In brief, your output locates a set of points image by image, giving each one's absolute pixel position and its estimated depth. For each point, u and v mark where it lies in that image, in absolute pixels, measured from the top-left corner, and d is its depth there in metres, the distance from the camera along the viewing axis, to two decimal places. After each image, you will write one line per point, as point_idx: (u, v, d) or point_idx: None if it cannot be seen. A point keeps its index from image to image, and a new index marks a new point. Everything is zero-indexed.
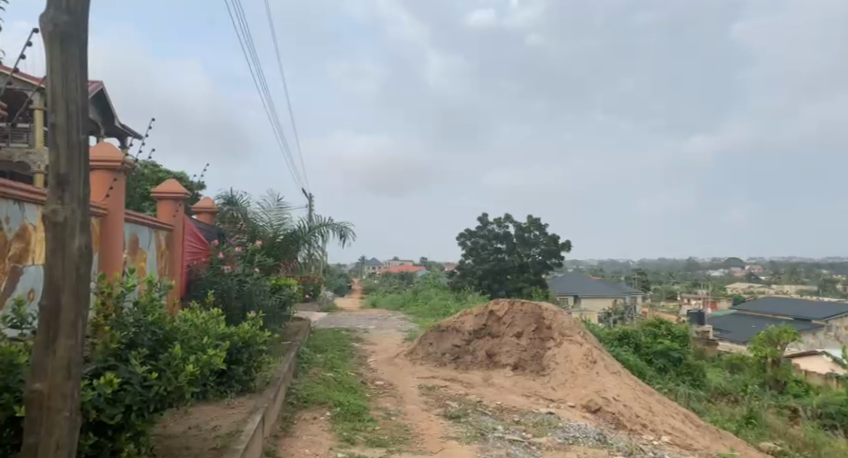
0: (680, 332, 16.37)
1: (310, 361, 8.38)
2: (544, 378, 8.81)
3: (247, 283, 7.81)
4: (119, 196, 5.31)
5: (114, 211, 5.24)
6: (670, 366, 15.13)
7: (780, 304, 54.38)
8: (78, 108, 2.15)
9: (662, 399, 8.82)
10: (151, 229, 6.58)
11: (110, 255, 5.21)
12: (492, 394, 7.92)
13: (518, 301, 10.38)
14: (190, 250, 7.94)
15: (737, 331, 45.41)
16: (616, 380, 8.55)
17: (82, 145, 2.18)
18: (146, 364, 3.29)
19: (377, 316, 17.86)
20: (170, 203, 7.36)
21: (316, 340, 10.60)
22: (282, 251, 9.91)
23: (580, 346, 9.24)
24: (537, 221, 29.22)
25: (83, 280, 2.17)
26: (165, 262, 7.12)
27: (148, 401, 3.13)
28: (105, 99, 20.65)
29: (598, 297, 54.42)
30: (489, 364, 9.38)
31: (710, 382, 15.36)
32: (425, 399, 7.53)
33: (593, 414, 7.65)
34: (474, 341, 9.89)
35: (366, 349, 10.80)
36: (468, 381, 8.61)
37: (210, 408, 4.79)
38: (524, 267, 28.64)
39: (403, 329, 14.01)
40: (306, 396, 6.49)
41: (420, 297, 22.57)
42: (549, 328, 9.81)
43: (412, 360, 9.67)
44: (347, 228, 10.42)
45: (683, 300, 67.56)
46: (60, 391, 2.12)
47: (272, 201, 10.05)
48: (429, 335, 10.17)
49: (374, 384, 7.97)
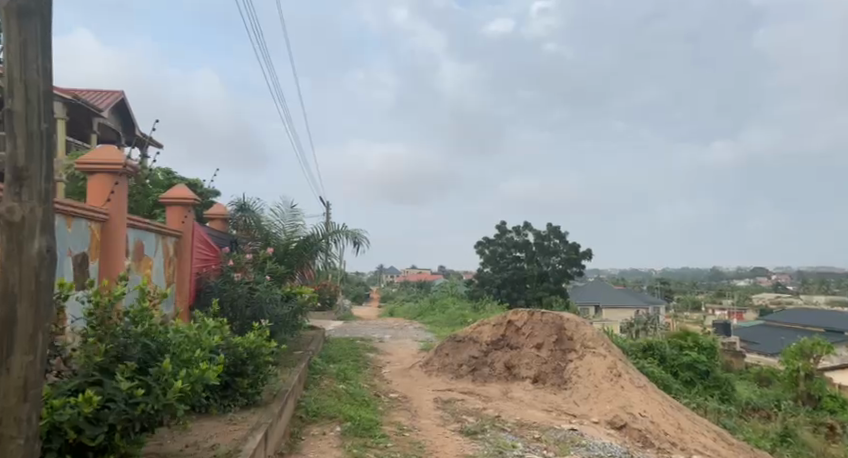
0: (708, 344, 15.79)
1: (322, 372, 8.11)
2: (565, 392, 8.40)
3: (258, 291, 7.59)
4: (121, 203, 5.12)
5: (116, 217, 5.05)
6: (698, 380, 14.52)
7: (810, 316, 52.73)
8: (41, 93, 1.92)
9: (692, 416, 8.34)
10: (158, 235, 6.38)
11: (110, 263, 4.97)
12: (511, 409, 7.55)
13: (538, 312, 9.98)
14: (200, 256, 7.75)
15: (767, 344, 43.99)
16: (642, 395, 8.13)
17: (45, 135, 1.94)
18: (135, 379, 3.04)
19: (393, 326, 17.55)
20: (178, 209, 7.19)
21: (330, 350, 10.34)
22: (296, 258, 9.64)
23: (604, 358, 8.85)
24: (558, 229, 28.82)
25: (44, 288, 1.93)
26: (173, 270, 6.93)
27: (133, 420, 2.87)
28: (125, 109, 20.76)
29: (620, 307, 53.42)
30: (508, 377, 8.99)
31: (740, 396, 14.74)
32: (440, 413, 7.20)
33: (619, 430, 7.21)
34: (492, 352, 9.50)
35: (380, 359, 10.50)
36: (486, 394, 8.24)
37: (212, 423, 4.50)
38: (544, 276, 28.15)
39: (419, 339, 13.71)
40: (315, 410, 6.20)
41: (437, 306, 22.17)
42: (570, 339, 9.42)
43: (428, 372, 9.31)
44: (362, 235, 10.14)
45: (708, 311, 66.03)
46: (15, 414, 1.87)
47: (285, 206, 9.78)
48: (445, 346, 9.82)
49: (387, 397, 7.67)
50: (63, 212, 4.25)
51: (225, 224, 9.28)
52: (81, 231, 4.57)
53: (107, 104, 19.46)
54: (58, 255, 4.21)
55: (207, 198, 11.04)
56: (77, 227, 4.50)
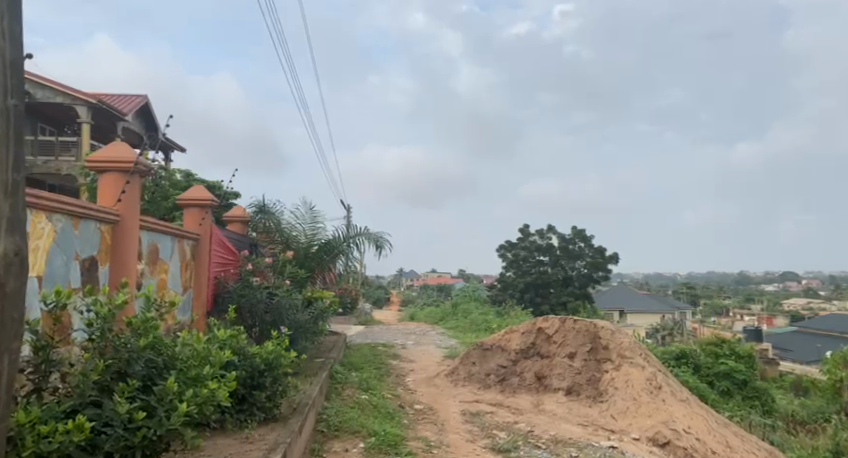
0: (745, 353, 15.07)
1: (344, 381, 7.75)
2: (601, 405, 7.89)
3: (277, 296, 7.25)
4: (133, 201, 4.80)
5: (128, 218, 4.72)
6: (735, 390, 13.85)
7: (845, 322, 51.05)
8: (5, 63, 1.60)
9: (740, 433, 7.77)
10: (174, 237, 6.10)
11: (121, 267, 4.65)
12: (544, 423, 7.09)
13: (570, 319, 9.48)
14: (218, 260, 7.47)
15: (801, 351, 42.62)
16: (685, 409, 7.61)
17: (12, 113, 1.63)
18: (137, 399, 2.68)
19: (415, 331, 17.18)
20: (195, 211, 6.90)
21: (352, 357, 10.01)
22: (316, 261, 9.33)
23: (643, 369, 8.33)
24: (583, 232, 28.20)
25: (8, 303, 1.60)
26: (190, 274, 6.66)
27: (133, 448, 2.52)
28: (148, 112, 20.83)
29: (646, 312, 52.35)
30: (539, 388, 8.52)
31: (780, 407, 14.05)
32: (469, 427, 6.77)
33: (662, 448, 6.71)
34: (522, 362, 9.05)
35: (404, 366, 10.12)
36: (516, 406, 7.78)
37: (226, 442, 4.12)
38: (569, 280, 27.57)
39: (442, 345, 13.29)
40: (337, 423, 5.81)
41: (460, 311, 21.72)
42: (606, 348, 8.90)
43: (453, 381, 8.86)
44: (384, 238, 9.78)
45: (737, 316, 64.39)
46: None
47: (305, 208, 9.46)
48: (472, 354, 9.35)
49: (412, 409, 7.26)
50: (70, 213, 3.93)
51: (244, 226, 8.97)
52: (89, 233, 4.24)
53: (131, 107, 19.55)
54: (63, 259, 3.88)
55: (226, 198, 10.72)
56: (84, 228, 4.18)
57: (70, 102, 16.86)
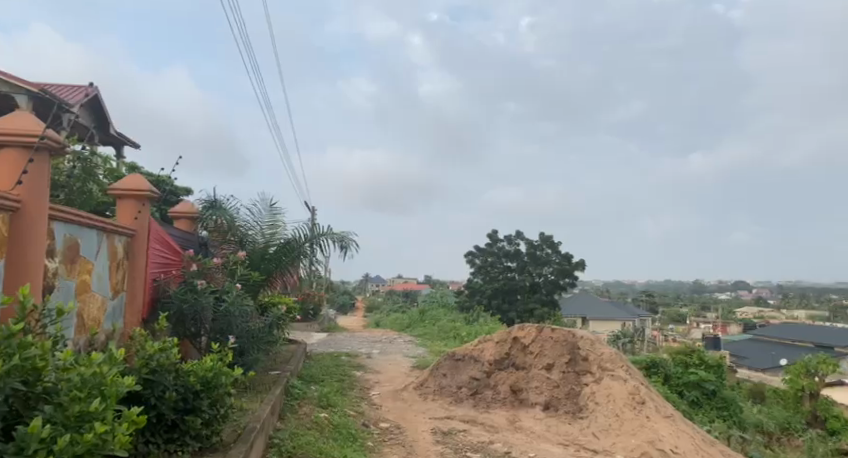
0: (715, 362, 14.82)
1: (301, 397, 6.93)
2: (582, 421, 7.30)
3: (226, 301, 6.41)
4: (41, 185, 3.90)
5: (34, 206, 3.83)
6: (704, 400, 13.48)
7: (797, 331, 52.56)
8: None
9: (726, 451, 7.30)
10: (101, 231, 5.20)
11: (22, 267, 3.73)
12: (522, 443, 6.43)
13: (547, 328, 8.89)
14: (158, 260, 6.56)
15: (756, 360, 43.55)
16: (671, 427, 7.11)
17: None
18: None
19: (380, 338, 16.36)
20: (129, 202, 5.99)
21: (311, 368, 9.19)
22: (274, 264, 8.47)
23: (624, 382, 7.81)
24: (549, 239, 27.95)
25: None
26: (123, 275, 5.75)
27: None
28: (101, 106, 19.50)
29: (608, 319, 52.89)
30: (513, 402, 7.89)
31: (748, 417, 13.82)
32: (440, 449, 6.05)
33: None
34: (496, 373, 8.39)
35: (369, 378, 9.36)
36: (490, 423, 7.12)
37: None
38: (536, 287, 27.23)
39: (410, 354, 12.58)
40: (291, 449, 5.00)
41: (427, 318, 21.02)
42: (585, 360, 8.35)
43: (422, 394, 8.12)
44: (348, 237, 9.00)
45: (694, 324, 65.81)
46: None
47: (263, 205, 8.62)
48: (442, 365, 8.64)
49: (377, 428, 6.51)
50: None
51: (192, 224, 8.08)
52: None
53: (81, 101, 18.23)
54: None
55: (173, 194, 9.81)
56: None
57: (11, 91, 15.45)
